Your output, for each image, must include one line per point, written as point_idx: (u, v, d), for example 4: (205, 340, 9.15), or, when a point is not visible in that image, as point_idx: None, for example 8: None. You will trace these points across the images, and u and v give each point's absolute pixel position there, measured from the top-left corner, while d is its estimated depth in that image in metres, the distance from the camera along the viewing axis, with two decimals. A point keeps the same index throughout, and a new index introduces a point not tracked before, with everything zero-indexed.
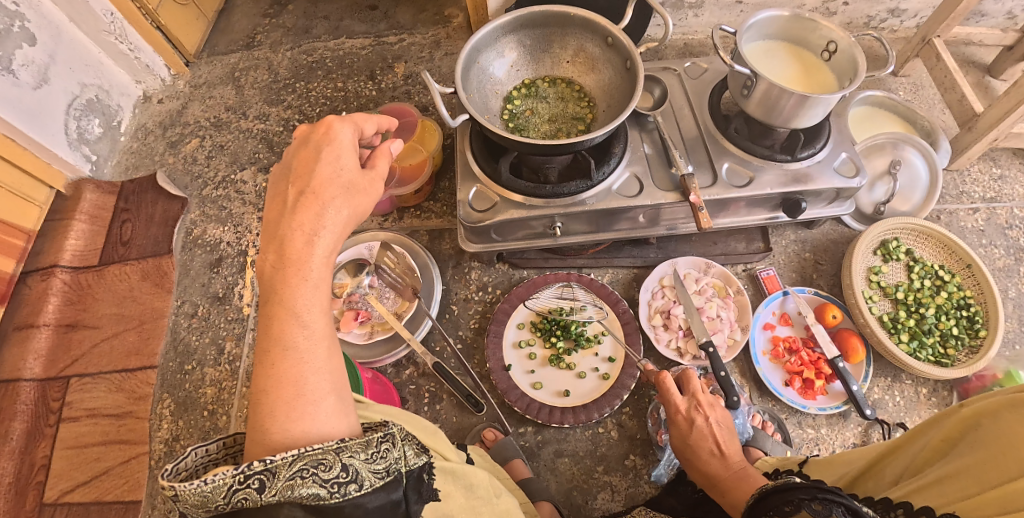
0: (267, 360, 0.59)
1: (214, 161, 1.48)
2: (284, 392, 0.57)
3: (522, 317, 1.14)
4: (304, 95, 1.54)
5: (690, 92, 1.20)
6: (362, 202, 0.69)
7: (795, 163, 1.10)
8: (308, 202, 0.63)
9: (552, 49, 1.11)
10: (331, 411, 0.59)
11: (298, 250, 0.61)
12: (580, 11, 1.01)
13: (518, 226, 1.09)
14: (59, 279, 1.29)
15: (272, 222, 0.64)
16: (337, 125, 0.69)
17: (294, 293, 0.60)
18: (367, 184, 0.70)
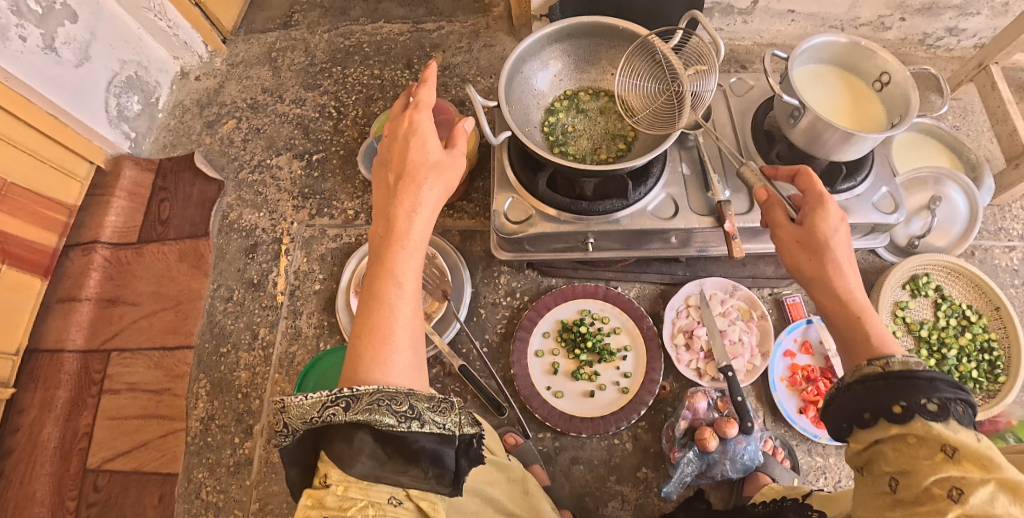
0: (366, 313, 0.67)
1: (250, 144, 1.51)
2: (373, 337, 0.65)
3: (547, 326, 1.16)
4: (340, 80, 1.55)
5: (734, 111, 1.19)
6: (448, 178, 0.77)
7: (833, 195, 1.10)
8: (406, 184, 0.74)
9: (599, 60, 1.10)
10: (408, 364, 0.65)
11: (399, 224, 0.71)
12: (628, 25, 0.98)
13: (550, 240, 1.11)
14: (100, 255, 1.38)
15: (381, 203, 0.75)
16: (422, 111, 0.79)
17: (393, 259, 0.70)
18: (451, 163, 0.78)
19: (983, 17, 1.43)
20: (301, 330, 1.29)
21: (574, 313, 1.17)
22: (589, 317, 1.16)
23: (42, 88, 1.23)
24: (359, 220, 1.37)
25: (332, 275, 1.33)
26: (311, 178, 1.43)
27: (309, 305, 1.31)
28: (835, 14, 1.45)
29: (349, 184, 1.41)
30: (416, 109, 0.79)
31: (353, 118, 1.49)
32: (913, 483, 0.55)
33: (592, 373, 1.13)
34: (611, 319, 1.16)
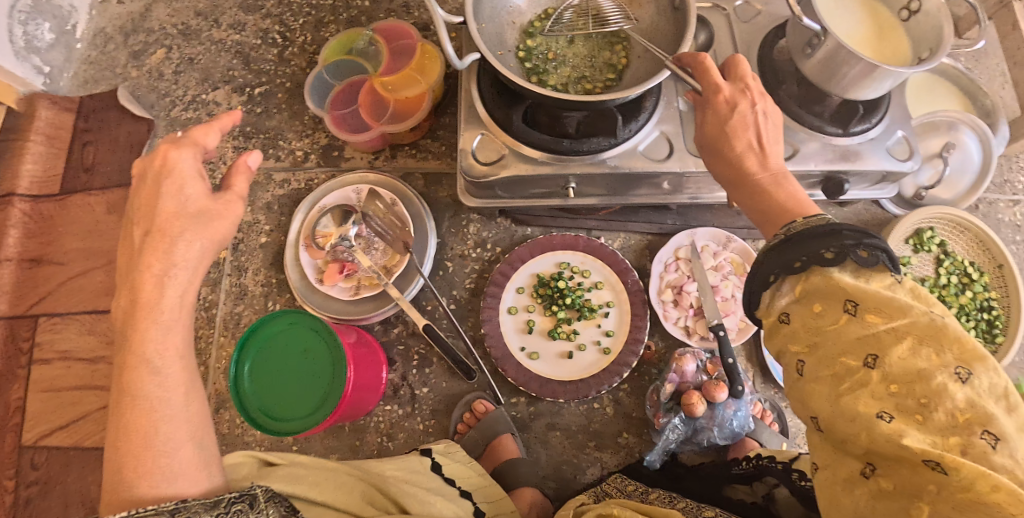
0: (120, 410, 0.53)
1: (184, 77, 1.34)
2: (133, 440, 0.53)
3: (522, 281, 1.04)
4: (286, 2, 1.35)
5: (739, 38, 1.02)
6: (218, 230, 0.60)
7: (845, 138, 0.98)
8: (154, 241, 0.57)
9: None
10: (188, 461, 0.55)
11: (146, 294, 0.55)
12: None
13: (526, 185, 0.96)
14: (18, 210, 1.24)
15: (124, 269, 0.58)
16: (179, 148, 0.59)
17: (143, 337, 0.54)
18: (224, 209, 0.61)
19: None
20: (247, 289, 1.15)
21: (551, 266, 1.05)
22: (568, 271, 1.04)
23: None
24: (309, 162, 1.19)
25: (280, 227, 1.17)
26: (253, 115, 1.25)
27: (255, 260, 1.16)
28: None
29: (297, 120, 1.23)
30: (169, 146, 0.59)
31: (302, 46, 1.31)
32: (899, 471, 0.43)
33: (571, 332, 1.02)
34: (592, 273, 1.04)
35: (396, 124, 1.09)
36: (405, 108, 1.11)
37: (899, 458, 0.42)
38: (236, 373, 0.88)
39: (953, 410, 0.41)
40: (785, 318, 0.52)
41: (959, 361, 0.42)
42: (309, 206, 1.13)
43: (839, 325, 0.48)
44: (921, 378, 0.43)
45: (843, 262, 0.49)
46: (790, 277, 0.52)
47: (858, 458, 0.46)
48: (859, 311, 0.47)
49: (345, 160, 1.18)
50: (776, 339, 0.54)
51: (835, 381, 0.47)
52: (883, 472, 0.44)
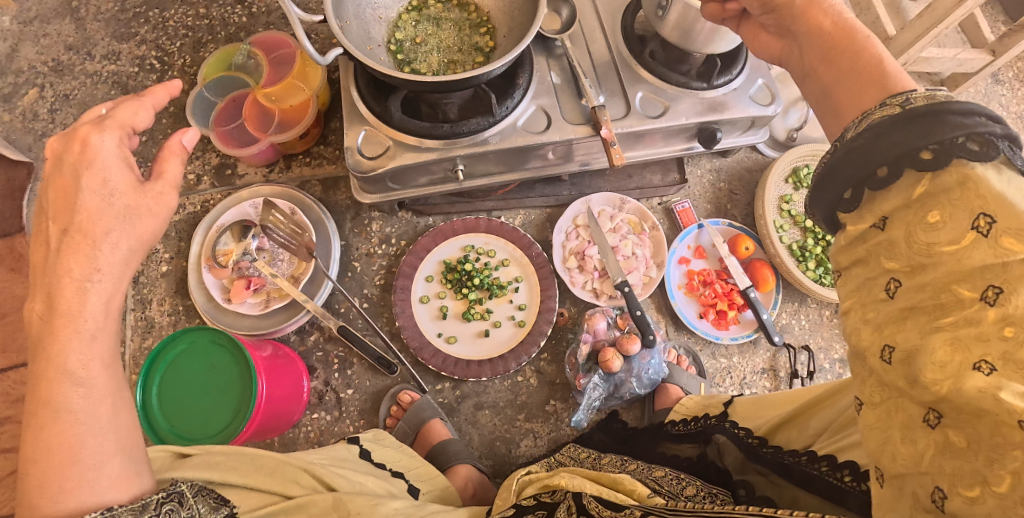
0: (34, 424, 0.48)
1: (60, 115, 1.29)
2: (56, 457, 0.48)
3: (430, 269, 1.06)
4: (160, 26, 1.31)
5: (601, 10, 1.06)
6: (143, 230, 0.56)
7: (709, 90, 1.01)
8: (74, 240, 0.51)
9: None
10: (122, 472, 0.51)
11: (68, 301, 0.50)
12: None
13: (417, 173, 0.99)
14: None
15: (38, 268, 0.52)
16: (102, 135, 0.54)
17: (62, 349, 0.49)
18: (154, 201, 0.57)
19: None
20: (154, 322, 1.11)
21: (457, 251, 1.07)
22: (474, 254, 1.07)
23: None
24: (202, 184, 1.17)
25: (180, 252, 1.14)
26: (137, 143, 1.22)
27: (159, 290, 1.12)
28: None
29: None
30: (86, 130, 0.54)
31: (181, 68, 1.28)
32: (975, 425, 0.36)
33: (484, 311, 1.04)
34: (497, 252, 1.07)
35: (283, 133, 1.09)
36: (291, 117, 1.11)
37: (990, 417, 0.35)
38: (142, 399, 0.86)
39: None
40: (883, 223, 0.41)
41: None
42: (207, 227, 1.11)
43: (958, 245, 0.36)
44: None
45: (990, 161, 0.36)
46: (905, 172, 0.39)
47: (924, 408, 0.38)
48: (995, 231, 0.35)
49: (239, 177, 1.17)
50: (862, 248, 0.43)
51: (931, 313, 0.38)
52: (956, 426, 0.37)
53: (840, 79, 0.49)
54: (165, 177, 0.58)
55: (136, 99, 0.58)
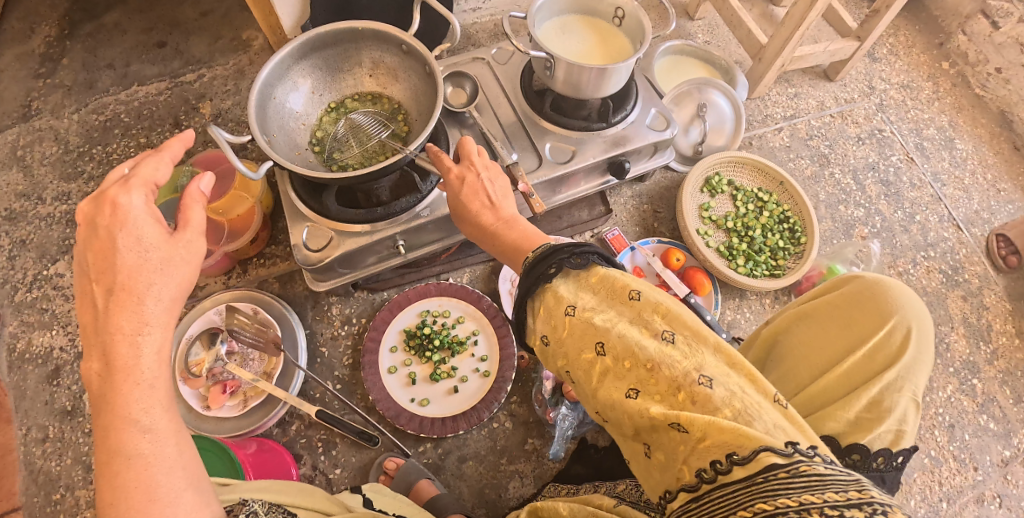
0: (108, 472, 0.53)
1: (19, 260, 1.32)
2: (132, 497, 0.52)
3: (393, 340, 1.13)
4: (105, 160, 1.38)
5: (502, 79, 1.19)
6: (181, 274, 0.63)
7: (609, 129, 1.14)
8: (120, 296, 0.58)
9: (352, 65, 1.06)
10: (198, 501, 0.55)
11: (123, 355, 0.56)
12: (367, 24, 0.99)
13: (363, 254, 1.08)
14: None
15: (90, 330, 0.58)
16: (135, 194, 0.61)
17: (124, 400, 0.55)
18: (185, 248, 0.64)
19: None
20: None
21: (415, 318, 1.15)
22: (431, 317, 1.14)
23: None
24: None
25: None
26: None
27: None
28: None
29: None
30: (117, 190, 0.61)
31: None
32: (663, 441, 0.50)
33: (450, 369, 1.11)
34: (451, 311, 1.15)
35: (234, 242, 1.17)
36: (239, 225, 1.19)
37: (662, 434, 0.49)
38: None
39: (695, 402, 0.48)
40: (545, 340, 0.59)
41: (736, 379, 0.48)
42: (177, 342, 1.16)
43: (569, 331, 0.56)
44: (654, 371, 0.50)
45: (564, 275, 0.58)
46: (534, 300, 0.60)
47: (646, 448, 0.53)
48: (576, 312, 0.55)
49: (200, 289, 1.24)
50: (552, 361, 0.60)
51: (594, 379, 0.55)
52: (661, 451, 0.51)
53: (509, 252, 0.74)
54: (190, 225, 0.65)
55: (156, 156, 0.66)
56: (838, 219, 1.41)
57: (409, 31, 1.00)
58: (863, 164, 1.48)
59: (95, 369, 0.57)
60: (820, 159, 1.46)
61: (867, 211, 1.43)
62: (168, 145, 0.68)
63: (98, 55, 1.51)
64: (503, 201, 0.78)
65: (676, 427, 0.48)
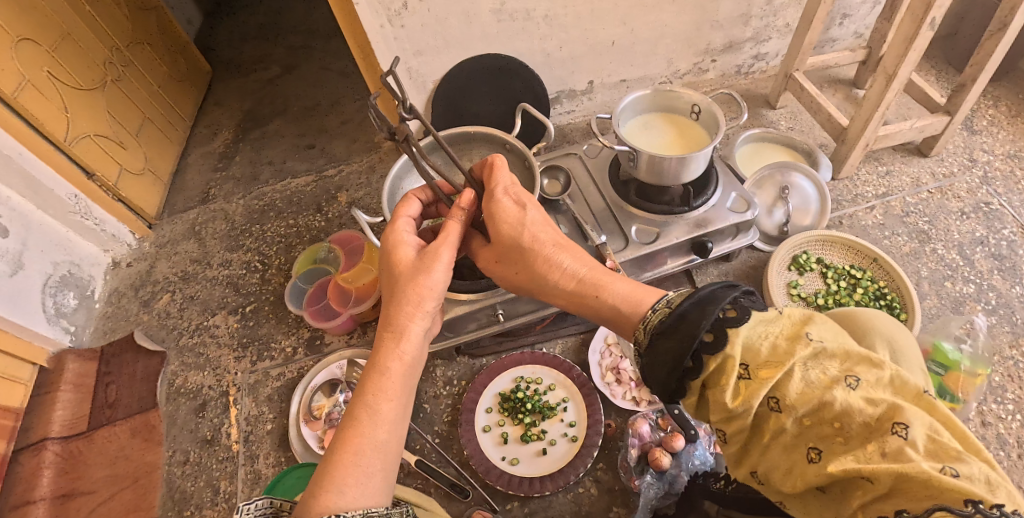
0: (348, 422, 0.68)
1: (186, 311, 1.62)
2: (343, 459, 0.65)
3: (489, 402, 1.24)
4: (261, 236, 1.68)
5: (592, 170, 1.36)
6: (637, 314, 0.73)
7: (691, 213, 1.26)
8: (416, 279, 0.77)
9: (463, 161, 1.28)
10: (379, 488, 0.65)
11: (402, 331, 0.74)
12: (477, 127, 1.22)
13: (467, 321, 1.18)
14: (51, 451, 1.42)
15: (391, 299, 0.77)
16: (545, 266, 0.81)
17: (378, 381, 0.70)
18: (587, 282, 0.78)
19: (775, 39, 1.75)
20: (261, 472, 1.32)
21: (509, 383, 1.26)
22: (524, 382, 1.25)
23: None
24: (297, 354, 1.44)
25: (282, 412, 1.38)
26: (247, 327, 1.52)
27: (264, 446, 1.34)
28: (659, 72, 1.69)
29: (283, 323, 1.50)
30: (535, 245, 0.81)
31: (278, 265, 1.60)
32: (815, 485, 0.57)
33: (540, 431, 1.20)
34: (544, 378, 1.26)
35: (359, 305, 1.35)
36: (364, 292, 1.38)
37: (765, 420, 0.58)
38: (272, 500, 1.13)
39: (762, 388, 0.57)
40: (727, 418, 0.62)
41: (842, 372, 0.56)
42: (303, 389, 1.34)
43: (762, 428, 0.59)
44: (825, 408, 0.54)
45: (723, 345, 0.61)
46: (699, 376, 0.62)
47: (694, 388, 0.62)
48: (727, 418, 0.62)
49: (326, 345, 1.43)
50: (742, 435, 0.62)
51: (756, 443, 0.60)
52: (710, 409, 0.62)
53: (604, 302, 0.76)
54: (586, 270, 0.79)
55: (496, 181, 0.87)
56: (945, 296, 1.40)
57: (512, 134, 1.21)
58: (968, 238, 1.49)
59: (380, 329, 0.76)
60: (919, 236, 1.51)
61: (978, 287, 1.40)
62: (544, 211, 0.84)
63: (263, 152, 1.91)
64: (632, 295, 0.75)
65: (768, 392, 0.57)
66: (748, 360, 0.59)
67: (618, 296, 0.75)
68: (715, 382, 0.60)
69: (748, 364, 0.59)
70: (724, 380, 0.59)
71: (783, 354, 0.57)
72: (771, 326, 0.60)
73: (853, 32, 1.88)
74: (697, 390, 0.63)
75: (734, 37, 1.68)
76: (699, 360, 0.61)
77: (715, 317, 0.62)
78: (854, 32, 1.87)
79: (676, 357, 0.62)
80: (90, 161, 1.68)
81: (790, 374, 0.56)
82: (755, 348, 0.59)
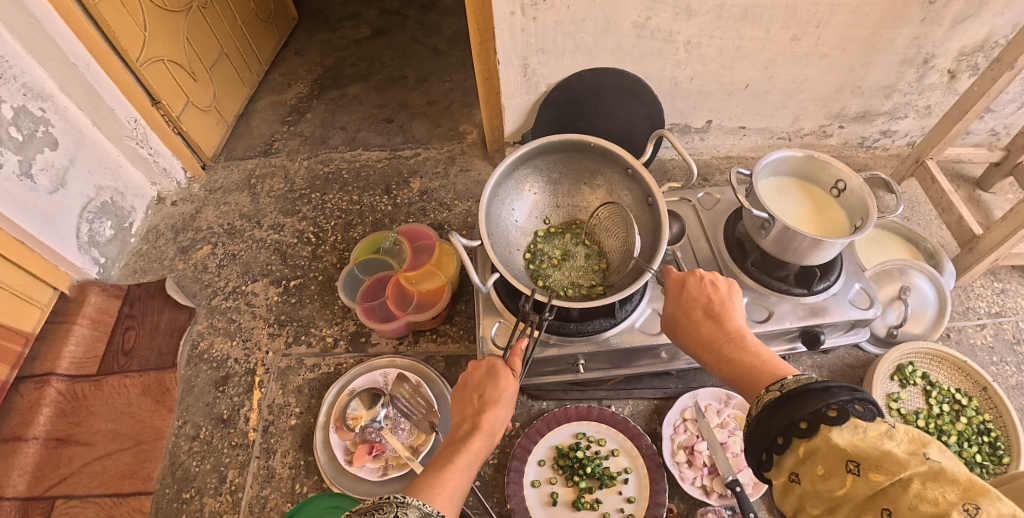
0: (443, 470, 0.74)
1: (225, 269, 1.52)
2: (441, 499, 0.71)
3: (542, 454, 1.11)
4: (319, 206, 1.58)
5: (705, 225, 1.24)
6: (761, 379, 0.73)
7: (810, 297, 1.12)
8: (504, 379, 0.82)
9: (572, 172, 1.14)
10: None
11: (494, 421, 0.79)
12: (598, 141, 1.07)
13: (542, 364, 1.08)
14: (55, 389, 1.32)
15: (480, 384, 0.83)
16: (702, 316, 0.83)
17: (471, 448, 0.76)
18: (722, 342, 0.80)
19: (910, 120, 1.57)
20: (275, 472, 1.22)
21: (568, 437, 1.12)
22: (585, 441, 1.12)
23: (13, 214, 1.29)
24: (338, 347, 1.34)
25: (309, 409, 1.28)
26: (287, 303, 1.43)
27: (284, 442, 1.25)
28: (782, 127, 1.56)
29: (328, 309, 1.40)
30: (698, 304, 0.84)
31: (332, 244, 1.50)
32: None
33: (593, 501, 1.07)
34: (607, 441, 1.12)
35: (420, 314, 1.21)
36: (427, 299, 1.24)
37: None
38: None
39: (875, 493, 0.54)
40: (796, 478, 0.61)
41: (963, 499, 0.49)
42: (339, 389, 1.23)
43: (846, 486, 0.56)
44: None
45: (845, 420, 0.58)
46: (796, 437, 0.61)
47: (788, 469, 0.62)
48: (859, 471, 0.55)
49: (371, 345, 1.33)
50: (792, 498, 0.62)
51: None
52: (807, 501, 0.60)
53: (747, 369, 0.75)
54: (729, 330, 0.80)
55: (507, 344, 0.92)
56: None
57: (638, 157, 1.06)
58: None
59: (474, 394, 0.83)
60: None
61: None
62: (728, 280, 0.86)
63: (337, 117, 1.82)
64: (728, 316, 0.82)
65: (880, 501, 0.53)
66: (858, 457, 0.55)
67: (756, 360, 0.75)
68: (813, 472, 0.59)
69: (858, 462, 0.55)
70: (825, 469, 0.57)
71: (898, 466, 0.53)
72: (884, 437, 0.56)
73: (990, 128, 1.72)
74: (784, 477, 0.62)
75: (871, 107, 1.52)
76: (791, 436, 0.61)
77: (813, 411, 0.60)
78: (990, 128, 1.71)
79: (768, 435, 0.64)
80: (158, 87, 1.55)
81: (907, 492, 0.52)
82: (863, 450, 0.55)
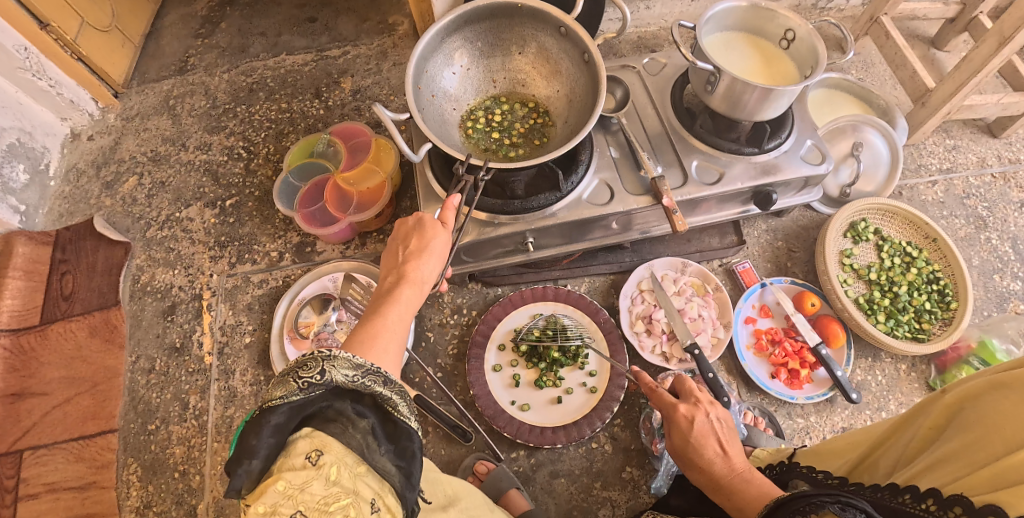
0: (372, 316, 0.74)
1: (156, 199, 1.42)
2: (368, 338, 0.70)
3: (501, 339, 1.10)
4: (247, 119, 1.47)
5: (652, 90, 1.18)
6: None
7: (762, 155, 1.08)
8: (427, 231, 0.83)
9: (503, 42, 1.06)
10: (395, 365, 0.70)
11: (418, 270, 0.79)
12: (527, 1, 0.96)
13: (490, 247, 1.04)
14: None
15: (403, 239, 0.83)
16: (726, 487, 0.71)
17: (398, 297, 0.76)
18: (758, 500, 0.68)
19: None
20: (236, 391, 1.19)
21: (526, 319, 1.11)
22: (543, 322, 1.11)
23: None
24: (284, 260, 1.29)
25: (262, 324, 1.24)
26: (226, 224, 1.35)
27: (242, 361, 1.22)
28: None
29: (269, 224, 1.33)
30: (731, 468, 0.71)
31: (265, 157, 1.41)
32: None
33: (556, 378, 1.07)
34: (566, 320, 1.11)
35: (361, 213, 1.15)
36: (368, 198, 1.18)
37: None
38: None
39: None
40: None
41: None
42: (290, 299, 1.19)
43: None
44: None
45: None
46: None
47: None
48: None
49: (318, 254, 1.28)
50: None
51: None
52: None
53: None
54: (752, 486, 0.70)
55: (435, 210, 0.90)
56: (991, 289, 1.34)
57: (570, 13, 0.96)
58: None
59: (399, 248, 0.83)
60: (976, 221, 1.41)
61: None
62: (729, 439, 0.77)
63: (255, 23, 1.65)
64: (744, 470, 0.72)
65: None
66: None
67: None
68: None
69: None
70: None
71: None
72: None
73: None
74: None
75: None
76: None
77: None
78: None
79: None
80: (43, 6, 1.35)
81: None
82: None
